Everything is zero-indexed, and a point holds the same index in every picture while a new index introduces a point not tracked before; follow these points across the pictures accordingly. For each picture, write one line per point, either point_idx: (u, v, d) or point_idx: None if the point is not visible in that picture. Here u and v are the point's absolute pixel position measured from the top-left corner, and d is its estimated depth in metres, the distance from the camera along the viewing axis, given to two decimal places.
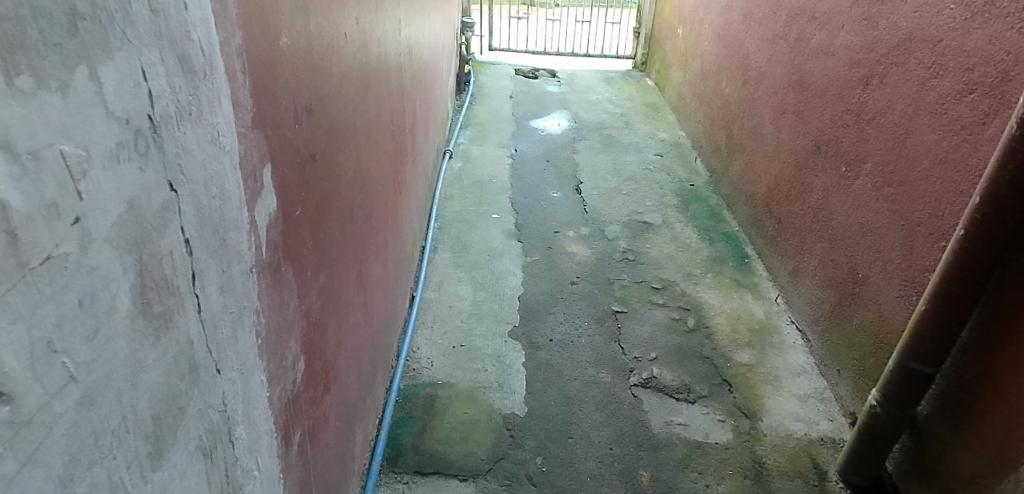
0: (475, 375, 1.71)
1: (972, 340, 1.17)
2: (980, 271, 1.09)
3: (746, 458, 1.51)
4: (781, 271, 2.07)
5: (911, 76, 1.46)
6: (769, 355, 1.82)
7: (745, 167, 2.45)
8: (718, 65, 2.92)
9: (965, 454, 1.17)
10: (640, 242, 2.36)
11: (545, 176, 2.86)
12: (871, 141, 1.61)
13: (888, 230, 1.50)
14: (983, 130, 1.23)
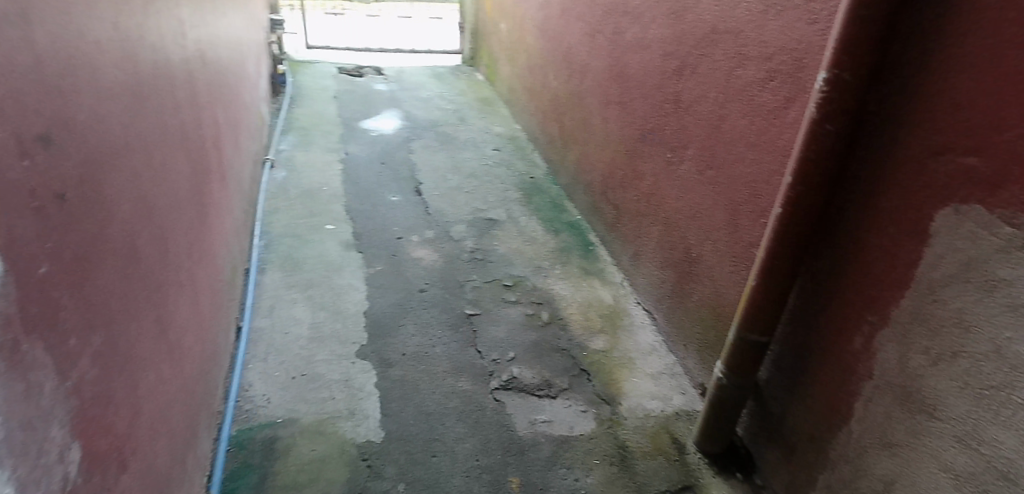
0: (321, 405, 1.54)
1: (799, 307, 1.22)
2: (799, 243, 1.13)
3: (611, 444, 1.48)
4: (623, 256, 2.14)
5: (719, 66, 1.56)
6: (621, 339, 1.84)
7: (580, 156, 2.50)
8: (543, 59, 2.97)
9: (804, 413, 1.22)
10: (487, 239, 2.30)
11: (381, 179, 2.70)
12: (692, 128, 1.69)
13: (715, 211, 1.59)
14: (786, 114, 1.32)
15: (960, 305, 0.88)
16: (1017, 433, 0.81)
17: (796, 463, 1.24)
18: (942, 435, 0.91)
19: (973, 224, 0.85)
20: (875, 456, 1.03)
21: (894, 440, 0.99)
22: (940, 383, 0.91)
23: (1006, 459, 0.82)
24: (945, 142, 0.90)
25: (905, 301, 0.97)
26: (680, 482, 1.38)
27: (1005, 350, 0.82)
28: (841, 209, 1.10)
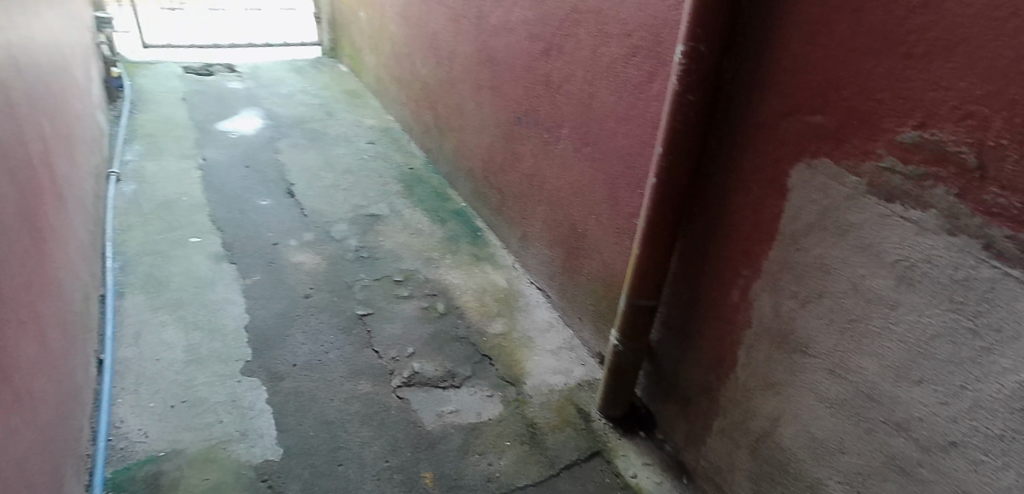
0: (208, 431, 1.41)
1: (681, 268, 1.30)
2: (675, 210, 1.19)
3: (520, 423, 1.49)
4: (512, 238, 2.16)
5: (584, 45, 1.60)
6: (518, 320, 1.86)
7: (458, 143, 2.47)
8: (408, 47, 2.90)
9: (695, 366, 1.30)
10: (372, 236, 2.22)
11: (249, 184, 2.51)
12: (564, 108, 1.73)
13: (595, 185, 1.64)
14: (651, 87, 1.38)
15: (819, 250, 0.97)
16: (875, 357, 0.92)
17: (691, 414, 1.33)
18: (815, 368, 1.01)
19: (823, 176, 0.94)
20: (760, 397, 1.12)
21: (775, 379, 1.09)
22: (809, 323, 1.01)
23: (869, 381, 0.93)
24: (792, 104, 0.98)
25: (772, 253, 1.06)
26: (590, 449, 1.42)
27: (859, 286, 0.92)
28: (710, 174, 1.18)
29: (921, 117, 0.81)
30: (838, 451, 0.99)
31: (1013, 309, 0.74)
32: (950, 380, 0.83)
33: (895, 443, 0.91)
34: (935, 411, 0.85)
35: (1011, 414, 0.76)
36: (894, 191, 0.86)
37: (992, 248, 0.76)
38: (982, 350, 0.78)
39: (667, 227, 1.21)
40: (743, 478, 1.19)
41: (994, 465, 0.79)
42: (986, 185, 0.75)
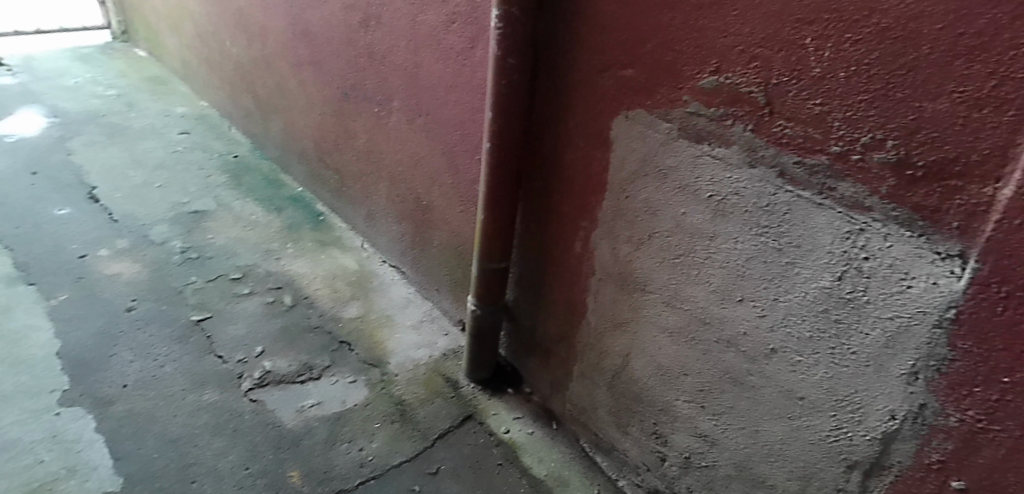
0: (25, 476, 1.21)
1: (524, 228, 1.33)
2: (513, 172, 1.21)
3: (389, 403, 1.46)
4: (357, 219, 2.08)
5: (401, 13, 1.55)
6: (374, 301, 1.81)
7: (286, 125, 2.31)
8: (212, 24, 2.62)
9: (550, 319, 1.36)
10: (200, 234, 2.02)
11: (37, 192, 2.15)
12: (391, 79, 1.68)
13: (434, 155, 1.62)
14: (473, 53, 1.37)
15: (645, 195, 1.05)
16: (704, 285, 1.02)
17: (553, 364, 1.39)
18: (655, 303, 1.10)
19: (640, 125, 1.01)
20: (611, 337, 1.21)
21: (622, 319, 1.17)
22: (644, 262, 1.10)
23: (700, 307, 1.04)
24: (605, 60, 1.03)
25: (605, 202, 1.13)
26: (462, 414, 1.43)
27: (682, 223, 1.02)
28: (539, 134, 1.21)
29: (715, 63, 0.89)
30: (681, 375, 1.10)
31: (807, 226, 0.88)
32: (765, 295, 0.95)
33: (727, 358, 1.03)
34: (756, 325, 0.98)
35: (816, 315, 0.91)
36: (701, 132, 0.95)
37: (785, 174, 0.88)
38: (787, 265, 0.92)
39: (507, 190, 1.23)
40: (605, 412, 1.28)
41: (807, 362, 0.94)
42: (774, 119, 0.87)
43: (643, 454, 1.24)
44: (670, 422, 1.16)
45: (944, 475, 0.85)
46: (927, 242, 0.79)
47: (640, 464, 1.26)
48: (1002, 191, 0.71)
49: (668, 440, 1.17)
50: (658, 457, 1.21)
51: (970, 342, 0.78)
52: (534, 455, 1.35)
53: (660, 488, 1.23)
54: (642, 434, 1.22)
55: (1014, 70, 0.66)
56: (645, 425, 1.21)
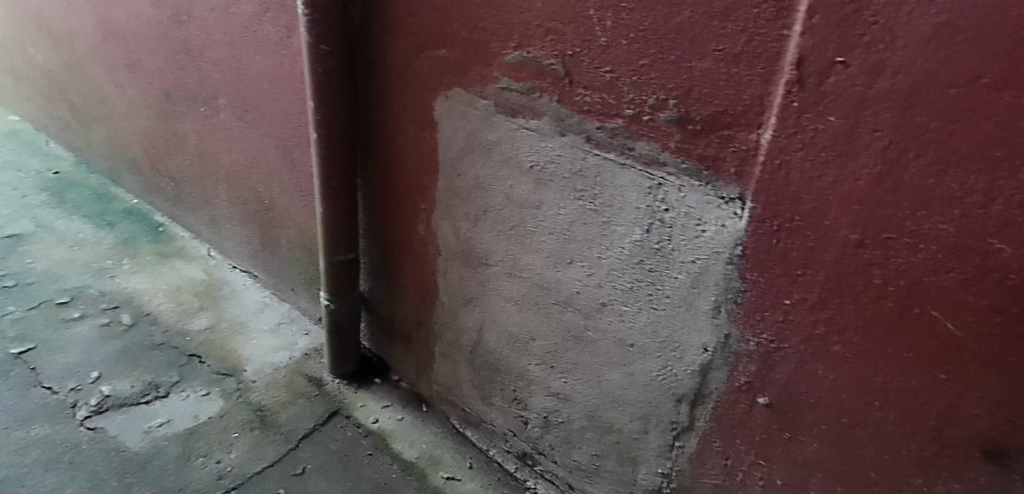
0: None
1: (368, 216, 1.35)
2: (346, 160, 1.22)
3: (246, 412, 1.41)
4: (200, 226, 1.97)
5: (213, 6, 1.48)
6: (224, 309, 1.73)
7: (110, 133, 2.14)
8: (10, 29, 2.36)
9: (406, 303, 1.39)
10: (16, 260, 1.83)
11: None
12: (212, 76, 1.61)
13: (268, 152, 1.57)
14: (293, 43, 1.34)
15: (474, 171, 1.11)
16: (538, 253, 1.11)
17: (416, 348, 1.44)
18: (498, 275, 1.18)
19: (460, 104, 1.08)
20: (465, 313, 1.28)
21: (472, 294, 1.24)
22: (483, 236, 1.16)
23: (538, 273, 1.12)
24: (420, 43, 1.08)
25: (438, 182, 1.18)
26: (327, 411, 1.43)
27: (509, 194, 1.09)
28: (365, 120, 1.24)
29: (517, 40, 0.97)
30: (529, 339, 1.20)
31: (615, 185, 0.98)
32: (589, 255, 1.05)
33: (566, 318, 1.13)
34: (586, 284, 1.08)
35: (634, 267, 1.01)
36: (515, 106, 1.02)
37: (591, 139, 0.97)
38: (604, 224, 1.01)
39: (341, 180, 1.25)
40: (469, 387, 1.36)
41: (632, 311, 1.05)
42: (575, 88, 0.95)
43: (508, 421, 1.33)
44: (527, 386, 1.25)
45: (753, 394, 0.99)
46: (714, 189, 0.90)
47: (507, 431, 1.34)
48: (763, 135, 0.83)
49: (527, 403, 1.27)
50: (521, 420, 1.30)
51: (755, 273, 0.91)
52: (406, 438, 1.39)
53: (526, 451, 1.32)
54: (504, 402, 1.31)
55: (758, 27, 0.78)
56: (506, 392, 1.30)
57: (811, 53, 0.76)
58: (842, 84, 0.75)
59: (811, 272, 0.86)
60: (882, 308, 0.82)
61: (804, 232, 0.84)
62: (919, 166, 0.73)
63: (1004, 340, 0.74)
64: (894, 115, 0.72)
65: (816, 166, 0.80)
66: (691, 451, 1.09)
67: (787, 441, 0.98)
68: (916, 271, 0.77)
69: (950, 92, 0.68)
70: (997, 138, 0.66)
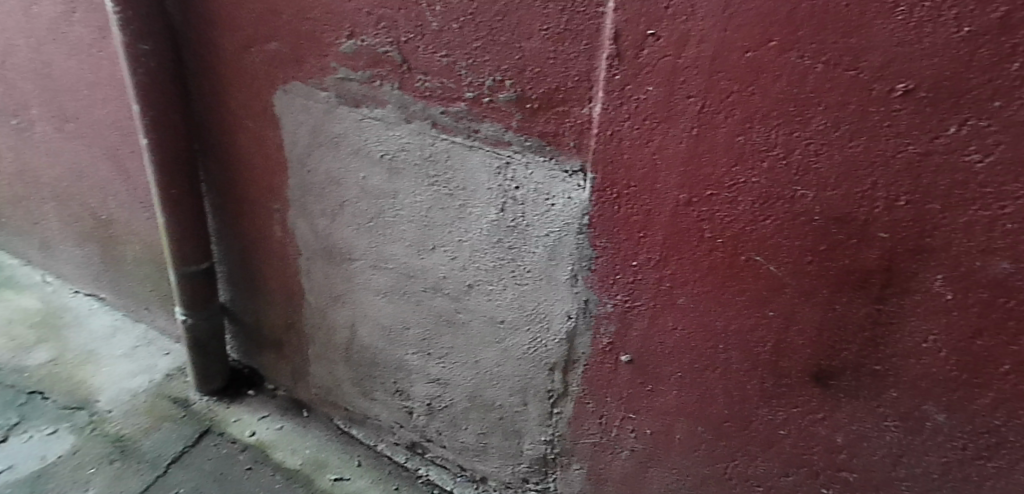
0: None
1: (219, 224, 1.42)
2: (184, 169, 1.29)
3: (102, 444, 1.41)
4: (32, 251, 1.84)
5: (10, 8, 1.35)
6: (68, 339, 1.68)
7: None
8: None
9: (269, 307, 1.47)
10: None
11: None
12: (20, 85, 1.48)
13: (98, 163, 1.47)
14: (107, 43, 1.26)
15: (324, 166, 1.19)
16: (401, 242, 1.17)
17: (286, 353, 1.51)
18: (364, 268, 1.25)
19: (300, 97, 1.14)
20: (334, 311, 1.35)
21: (340, 291, 1.32)
22: (342, 231, 1.24)
23: (403, 263, 1.19)
24: (246, 38, 1.14)
25: (289, 180, 1.25)
26: (197, 432, 1.47)
27: (365, 187, 1.16)
28: (203, 134, 1.31)
29: (349, 28, 1.02)
30: (404, 328, 1.27)
31: (466, 168, 1.04)
32: (450, 239, 1.12)
33: (436, 303, 1.20)
34: (451, 268, 1.14)
35: (494, 246, 1.08)
36: (357, 97, 1.08)
37: (437, 125, 1.04)
38: (461, 206, 1.08)
39: (182, 187, 1.30)
40: (348, 384, 1.44)
41: (498, 289, 1.12)
42: (414, 74, 1.01)
43: (393, 414, 1.41)
44: (407, 375, 1.33)
45: (616, 353, 1.08)
46: (557, 163, 0.97)
47: (394, 424, 1.43)
48: (594, 109, 0.90)
49: (409, 393, 1.35)
50: (405, 410, 1.38)
51: (603, 240, 0.99)
52: (284, 444, 1.46)
53: (415, 440, 1.41)
54: (386, 395, 1.39)
55: (575, 5, 0.85)
56: (387, 386, 1.38)
57: (625, 28, 0.82)
58: (654, 56, 0.82)
59: (651, 233, 0.95)
60: (713, 259, 0.93)
61: (640, 196, 0.93)
62: (730, 125, 0.82)
63: (815, 275, 0.87)
64: (704, 80, 0.81)
65: (643, 133, 0.88)
66: (569, 415, 1.18)
67: (649, 393, 1.08)
68: (738, 222, 0.88)
69: (747, 55, 0.77)
70: (790, 94, 0.77)
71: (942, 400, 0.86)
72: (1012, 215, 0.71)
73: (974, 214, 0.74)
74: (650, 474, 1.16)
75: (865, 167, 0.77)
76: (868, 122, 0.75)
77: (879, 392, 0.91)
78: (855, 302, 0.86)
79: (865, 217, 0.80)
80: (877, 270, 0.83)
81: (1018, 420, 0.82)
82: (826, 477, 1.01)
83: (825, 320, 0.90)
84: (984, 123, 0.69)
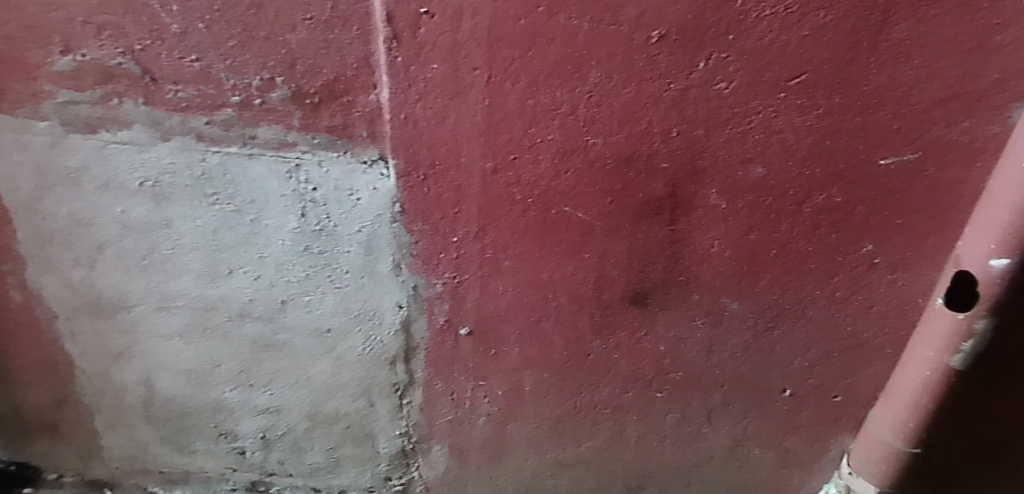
0: None
1: None
2: None
3: None
4: None
5: None
6: None
7: None
8: None
9: (27, 388, 1.19)
10: None
11: None
12: None
13: None
14: None
15: (62, 207, 0.97)
16: (187, 274, 1.02)
17: (65, 433, 1.25)
18: (146, 313, 1.07)
19: (8, 132, 0.92)
20: (119, 370, 1.14)
21: (121, 346, 1.11)
22: (107, 278, 1.04)
23: (195, 296, 1.05)
24: None
25: (14, 232, 1.00)
26: None
27: (125, 222, 0.98)
28: None
29: (61, 43, 0.84)
30: (214, 367, 1.13)
31: (250, 178, 0.93)
32: (247, 259, 1.00)
33: (246, 330, 1.08)
34: (256, 288, 1.03)
35: (301, 255, 1.00)
36: (91, 120, 0.90)
37: (204, 137, 0.90)
38: (253, 221, 0.97)
39: None
40: (158, 445, 1.25)
41: (316, 298, 1.04)
42: (161, 85, 0.87)
43: (222, 459, 1.27)
44: (230, 415, 1.19)
45: (455, 329, 1.08)
46: (353, 155, 0.91)
47: (225, 469, 1.29)
48: (381, 94, 0.86)
49: (238, 432, 1.22)
50: (237, 451, 1.25)
51: (419, 224, 0.96)
52: None
53: (255, 479, 1.30)
54: (210, 442, 1.24)
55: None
56: (207, 432, 1.22)
57: (396, 9, 0.79)
58: (433, 33, 0.81)
59: (466, 207, 0.95)
60: (528, 218, 0.96)
61: (447, 172, 0.91)
62: (518, 90, 0.85)
63: (616, 213, 0.96)
64: (486, 51, 0.82)
65: (437, 111, 0.87)
66: (419, 401, 1.17)
67: (494, 357, 1.11)
68: (544, 179, 0.92)
69: (520, 23, 0.80)
70: (566, 54, 0.82)
71: (734, 290, 1.03)
72: (757, 127, 0.88)
73: (729, 132, 0.88)
74: (508, 431, 1.21)
75: (640, 109, 0.87)
76: (636, 69, 0.83)
77: (685, 299, 1.04)
78: (653, 227, 0.97)
79: (648, 152, 0.90)
80: (665, 195, 0.94)
81: (788, 290, 1.02)
82: (658, 382, 1.14)
83: (631, 249, 0.99)
84: (724, 56, 0.82)
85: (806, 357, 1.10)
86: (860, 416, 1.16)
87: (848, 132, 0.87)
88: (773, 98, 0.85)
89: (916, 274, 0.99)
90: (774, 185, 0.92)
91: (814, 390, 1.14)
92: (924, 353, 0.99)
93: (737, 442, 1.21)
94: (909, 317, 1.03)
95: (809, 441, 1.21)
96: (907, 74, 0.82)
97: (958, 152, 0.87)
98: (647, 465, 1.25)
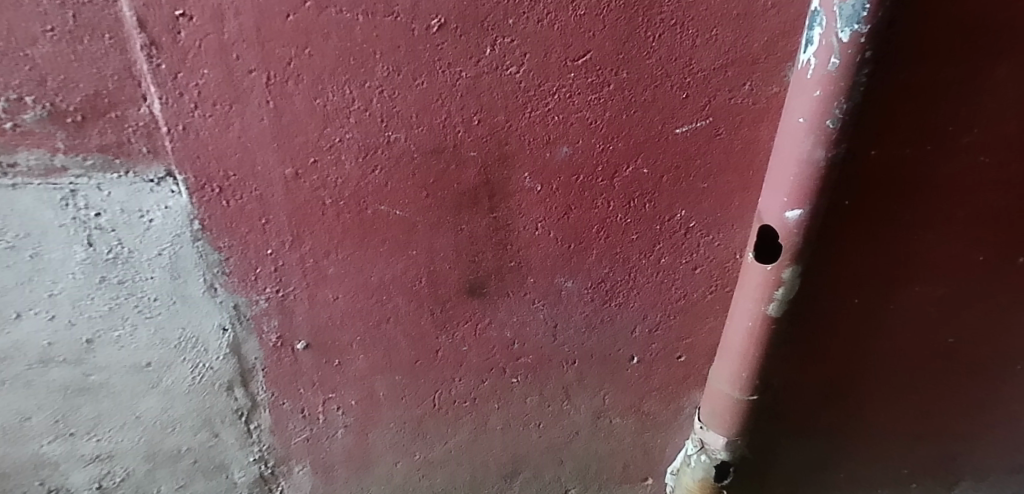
0: None
1: None
2: None
3: None
4: None
5: None
6: None
7: None
8: None
9: None
10: None
11: None
12: None
13: None
14: None
15: None
16: None
17: None
18: None
19: None
20: None
21: None
22: None
23: None
24: None
25: None
26: None
27: None
28: None
29: None
30: (23, 420, 1.02)
31: (17, 210, 0.84)
32: (35, 298, 0.91)
33: (52, 376, 0.98)
34: (53, 330, 0.94)
35: (99, 287, 0.91)
36: None
37: None
38: (33, 257, 0.87)
39: None
40: None
41: (126, 331, 0.96)
42: None
43: None
44: (56, 469, 1.09)
45: (290, 344, 1.03)
46: (135, 175, 0.84)
47: None
48: (153, 106, 0.80)
49: (70, 486, 1.11)
50: None
51: (226, 240, 0.91)
52: None
53: None
54: None
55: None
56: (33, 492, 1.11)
57: (147, 13, 0.73)
58: (195, 36, 0.76)
59: (274, 217, 0.90)
60: (344, 221, 0.93)
61: (245, 183, 0.86)
62: (304, 90, 0.81)
63: (435, 207, 0.94)
64: (258, 52, 0.78)
65: (219, 118, 0.81)
66: (268, 423, 1.12)
67: (339, 367, 1.08)
68: (353, 180, 0.89)
69: (289, 20, 0.76)
70: (345, 48, 0.79)
71: (566, 270, 1.05)
72: (555, 108, 0.89)
73: (529, 116, 0.89)
74: (370, 440, 1.18)
75: (436, 100, 0.85)
76: (422, 59, 0.82)
77: (521, 284, 1.05)
78: (475, 217, 0.96)
79: (453, 142, 0.89)
80: (480, 184, 0.93)
81: (616, 263, 1.05)
82: (512, 368, 1.15)
83: (457, 240, 0.98)
84: (508, 40, 0.82)
85: (646, 324, 1.14)
86: (704, 373, 1.21)
87: (641, 105, 0.90)
88: (565, 78, 0.86)
89: (729, 232, 1.03)
90: (582, 163, 0.94)
91: (659, 355, 1.18)
92: (745, 307, 1.02)
93: (598, 413, 1.24)
94: (731, 272, 1.08)
95: (664, 403, 1.25)
96: (685, 45, 0.85)
97: (746, 114, 0.92)
98: (517, 450, 1.26)
